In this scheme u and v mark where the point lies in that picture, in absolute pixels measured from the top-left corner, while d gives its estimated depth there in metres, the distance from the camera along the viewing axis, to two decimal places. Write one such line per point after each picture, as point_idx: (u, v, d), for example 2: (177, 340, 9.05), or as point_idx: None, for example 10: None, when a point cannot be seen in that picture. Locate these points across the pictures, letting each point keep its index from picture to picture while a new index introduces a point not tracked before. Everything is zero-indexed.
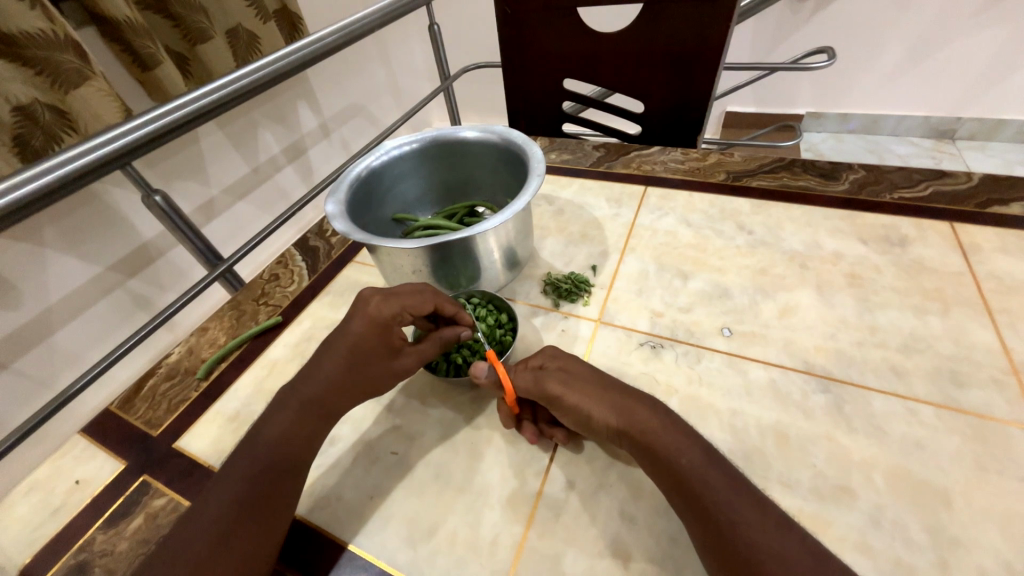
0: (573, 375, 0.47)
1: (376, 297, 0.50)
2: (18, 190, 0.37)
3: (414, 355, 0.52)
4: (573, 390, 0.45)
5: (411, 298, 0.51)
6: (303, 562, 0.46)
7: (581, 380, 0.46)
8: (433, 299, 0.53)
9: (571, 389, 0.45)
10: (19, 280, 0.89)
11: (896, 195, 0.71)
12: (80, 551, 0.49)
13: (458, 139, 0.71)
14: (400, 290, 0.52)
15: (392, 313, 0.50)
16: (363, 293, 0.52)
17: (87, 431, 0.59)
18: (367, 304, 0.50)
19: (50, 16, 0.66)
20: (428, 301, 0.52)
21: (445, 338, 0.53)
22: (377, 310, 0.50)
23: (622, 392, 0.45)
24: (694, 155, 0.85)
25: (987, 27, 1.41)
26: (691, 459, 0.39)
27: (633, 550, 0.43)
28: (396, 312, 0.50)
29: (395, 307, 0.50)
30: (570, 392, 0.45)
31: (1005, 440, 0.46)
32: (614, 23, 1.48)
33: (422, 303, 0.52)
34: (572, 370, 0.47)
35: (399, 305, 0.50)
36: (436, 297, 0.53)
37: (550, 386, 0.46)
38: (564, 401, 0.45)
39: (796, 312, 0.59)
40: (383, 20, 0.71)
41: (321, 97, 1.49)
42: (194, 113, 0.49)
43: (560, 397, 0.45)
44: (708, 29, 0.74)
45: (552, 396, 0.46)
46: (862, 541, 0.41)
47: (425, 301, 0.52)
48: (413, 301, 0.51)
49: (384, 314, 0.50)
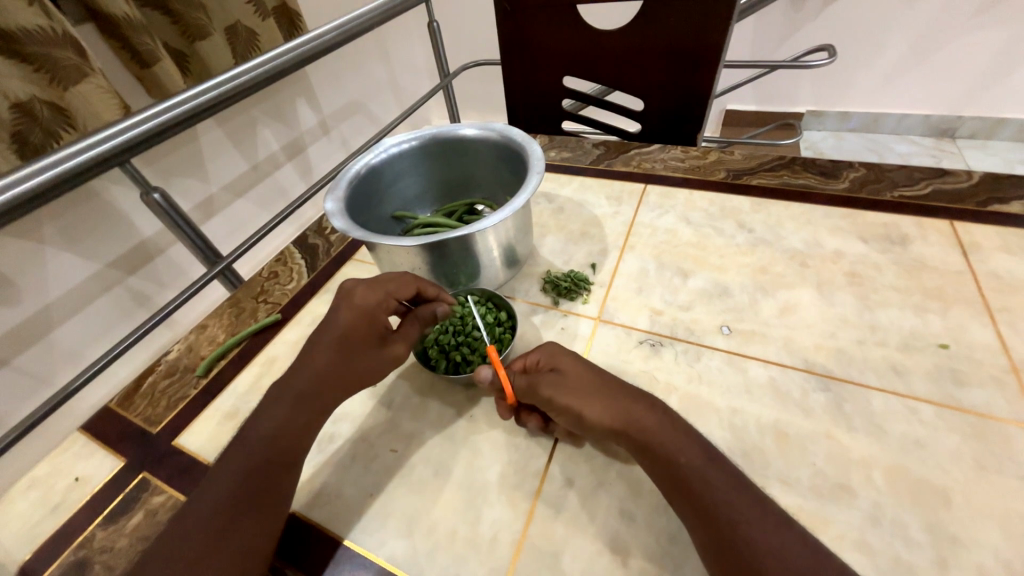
0: (567, 376, 0.46)
1: (361, 286, 0.51)
2: (16, 188, 0.37)
3: (402, 340, 0.53)
4: (567, 391, 0.45)
5: (395, 283, 0.52)
6: (301, 559, 0.45)
7: (575, 380, 0.46)
8: (416, 281, 0.54)
9: (562, 391, 0.45)
10: (18, 278, 0.89)
11: (897, 193, 0.71)
12: (79, 548, 0.49)
13: (457, 136, 0.71)
14: (383, 277, 0.53)
15: (380, 300, 0.51)
16: (347, 285, 0.52)
17: (86, 428, 0.59)
18: (352, 294, 0.50)
19: (48, 12, 0.66)
20: (412, 285, 0.53)
21: (423, 316, 0.55)
22: (364, 299, 0.50)
23: (616, 390, 0.45)
24: (694, 153, 0.85)
25: (986, 27, 1.41)
26: (690, 458, 0.39)
27: (631, 548, 0.43)
28: (382, 298, 0.51)
29: (381, 295, 0.51)
30: (564, 393, 0.45)
31: (1005, 438, 0.46)
32: (606, 23, 1.48)
33: (405, 287, 0.53)
34: (566, 369, 0.47)
35: (385, 292, 0.51)
36: (419, 280, 0.54)
37: (543, 389, 0.46)
38: (557, 402, 0.45)
39: (796, 311, 0.59)
40: (382, 17, 0.71)
41: (321, 94, 1.48)
42: (192, 112, 0.49)
43: (553, 398, 0.45)
44: (709, 26, 0.74)
45: (548, 394, 0.45)
46: (862, 540, 0.41)
47: (409, 284, 0.53)
48: (397, 286, 0.52)
49: (372, 302, 0.50)
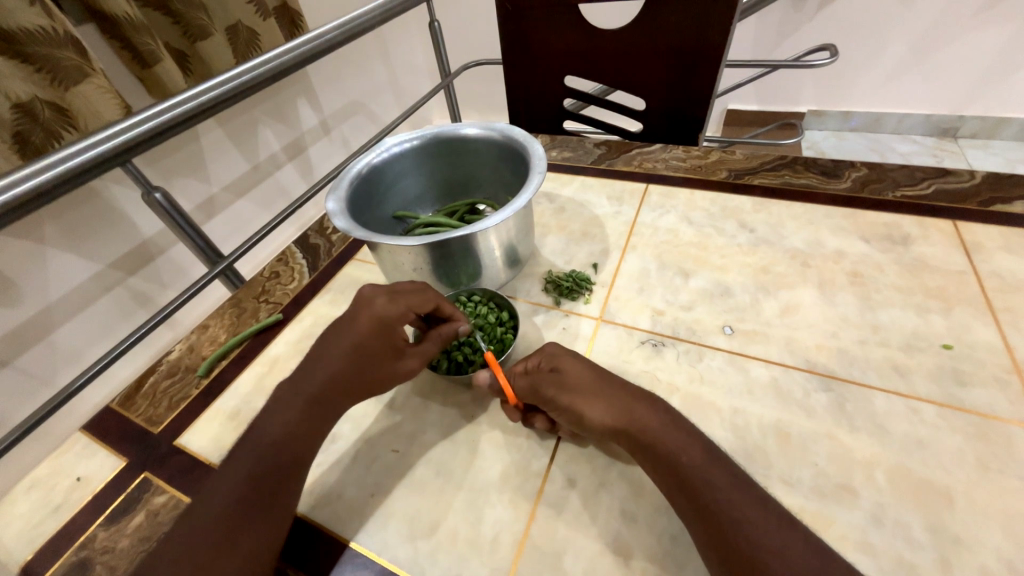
0: (567, 376, 0.46)
1: (383, 297, 0.51)
2: (17, 187, 0.37)
3: (417, 357, 0.51)
4: (567, 391, 0.45)
5: (415, 298, 0.52)
6: (304, 560, 0.46)
7: (576, 380, 0.46)
8: (436, 298, 0.53)
9: (562, 391, 0.45)
10: (19, 278, 0.89)
11: (899, 193, 0.71)
12: (81, 549, 0.49)
13: (458, 136, 0.71)
14: (404, 289, 0.52)
15: (398, 313, 0.50)
16: (367, 293, 0.52)
17: (87, 428, 0.59)
18: (372, 303, 0.50)
19: (48, 12, 0.66)
20: (432, 300, 0.53)
21: (444, 334, 0.53)
22: (383, 310, 0.50)
23: (620, 391, 0.45)
24: (695, 152, 0.85)
25: (988, 26, 1.40)
26: (691, 457, 0.39)
27: (633, 548, 0.43)
28: (402, 311, 0.51)
29: (400, 308, 0.50)
30: (563, 393, 0.45)
31: (1007, 439, 0.45)
32: (594, 20, 1.51)
33: (426, 303, 0.52)
34: (565, 368, 0.47)
35: (405, 306, 0.51)
36: (438, 297, 0.53)
37: (543, 390, 0.46)
38: (558, 402, 0.45)
39: (798, 311, 0.59)
40: (384, 16, 0.71)
41: (321, 94, 1.48)
42: (195, 110, 0.49)
43: (557, 399, 0.45)
44: (711, 26, 0.73)
45: (545, 398, 0.46)
46: (864, 540, 0.41)
47: (429, 300, 0.52)
48: (418, 300, 0.52)
49: (390, 314, 0.50)
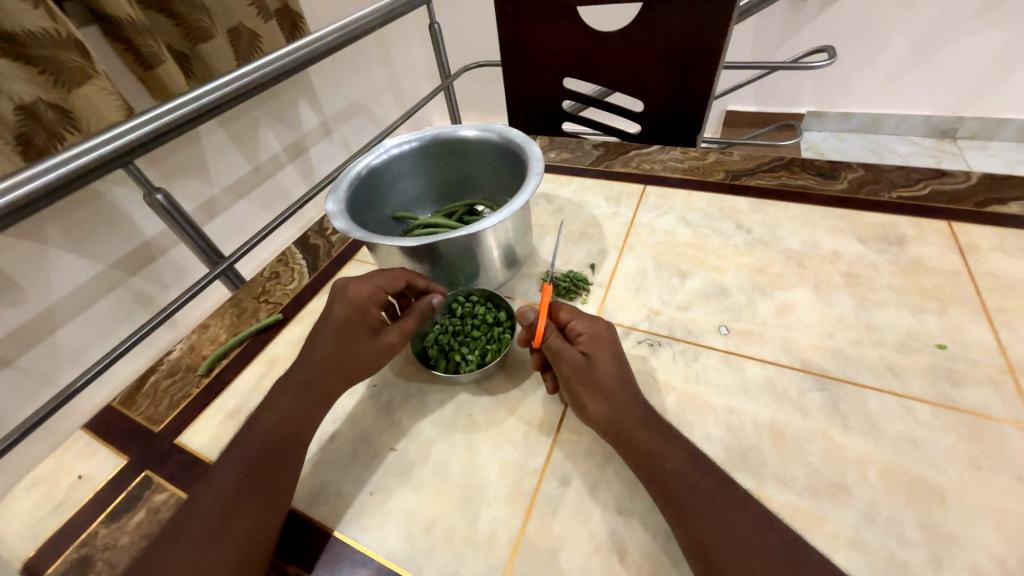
0: (594, 366, 0.47)
1: (353, 282, 0.52)
2: (17, 190, 0.38)
3: (396, 331, 0.52)
4: (584, 379, 0.46)
5: (384, 277, 0.53)
6: (302, 555, 0.46)
7: (600, 373, 0.46)
8: (405, 275, 0.55)
9: (581, 377, 0.46)
10: (22, 279, 0.90)
11: (895, 194, 0.71)
12: (83, 545, 0.49)
13: (456, 138, 0.71)
14: (373, 273, 0.54)
15: (370, 293, 0.52)
16: (339, 282, 0.54)
17: (89, 427, 0.60)
18: (345, 289, 0.52)
19: (51, 14, 0.67)
20: (402, 278, 0.54)
21: (420, 308, 0.54)
22: (356, 292, 0.51)
23: (631, 399, 0.45)
24: (693, 154, 0.86)
25: (987, 28, 1.41)
26: (674, 462, 0.40)
27: (629, 546, 0.43)
28: (374, 290, 0.52)
29: (372, 288, 0.52)
30: (579, 379, 0.46)
31: (999, 438, 0.46)
32: (594, 23, 1.52)
33: (396, 280, 0.54)
34: (599, 358, 0.47)
35: (375, 286, 0.52)
36: (408, 272, 0.55)
37: (565, 365, 0.47)
38: (570, 383, 0.46)
39: (794, 311, 0.59)
40: (383, 19, 0.71)
41: (322, 95, 1.49)
42: (193, 112, 0.49)
43: (570, 379, 0.46)
44: (708, 29, 0.74)
45: (560, 372, 0.47)
46: (857, 538, 0.42)
47: (398, 277, 0.54)
48: (388, 279, 0.53)
49: (363, 296, 0.51)
